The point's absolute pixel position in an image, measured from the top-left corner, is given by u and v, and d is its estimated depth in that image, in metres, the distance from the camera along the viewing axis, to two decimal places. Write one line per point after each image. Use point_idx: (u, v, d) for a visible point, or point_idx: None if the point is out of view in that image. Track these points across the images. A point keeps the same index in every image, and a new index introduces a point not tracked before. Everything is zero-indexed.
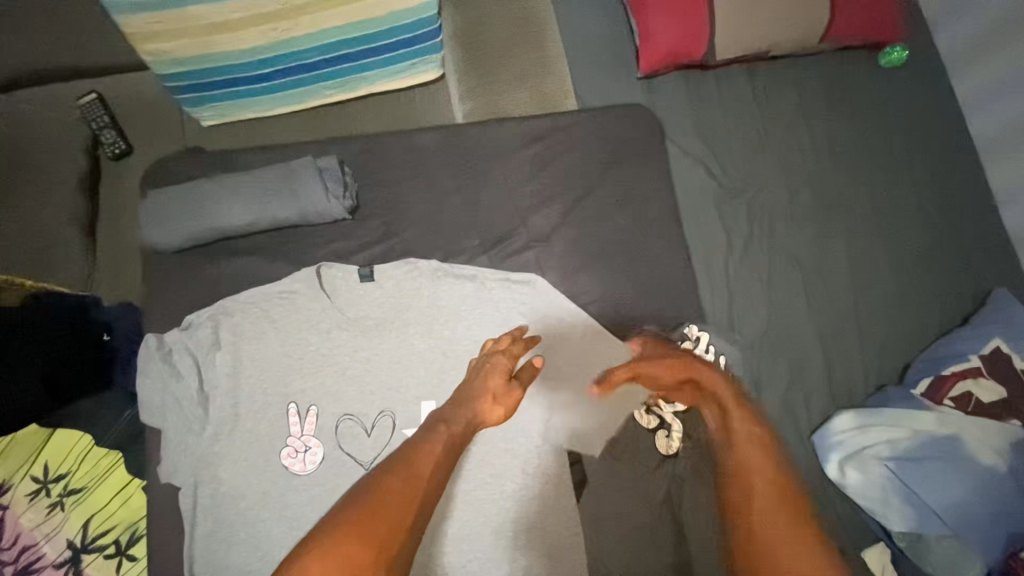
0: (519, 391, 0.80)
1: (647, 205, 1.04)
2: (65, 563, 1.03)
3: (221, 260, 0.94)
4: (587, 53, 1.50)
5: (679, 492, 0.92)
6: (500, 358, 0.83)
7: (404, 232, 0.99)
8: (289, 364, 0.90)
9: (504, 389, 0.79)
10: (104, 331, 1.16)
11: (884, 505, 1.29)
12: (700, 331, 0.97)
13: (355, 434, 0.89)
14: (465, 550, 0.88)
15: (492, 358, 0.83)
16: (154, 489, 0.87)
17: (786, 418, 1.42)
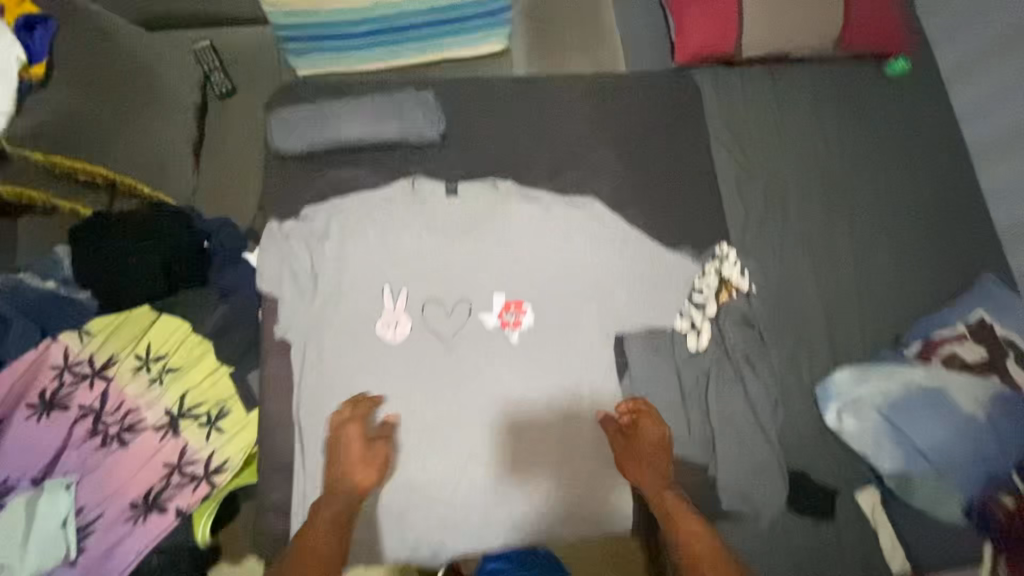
0: (380, 447, 0.95)
1: (692, 151, 1.19)
2: (164, 426, 1.17)
3: (333, 168, 1.12)
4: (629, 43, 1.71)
5: (706, 382, 1.04)
6: (350, 425, 0.95)
7: (483, 159, 1.15)
8: (387, 255, 1.08)
9: (365, 452, 0.94)
10: (205, 239, 1.32)
11: (876, 447, 1.44)
12: (729, 249, 1.09)
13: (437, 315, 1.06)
14: (523, 421, 1.01)
15: (344, 426, 0.95)
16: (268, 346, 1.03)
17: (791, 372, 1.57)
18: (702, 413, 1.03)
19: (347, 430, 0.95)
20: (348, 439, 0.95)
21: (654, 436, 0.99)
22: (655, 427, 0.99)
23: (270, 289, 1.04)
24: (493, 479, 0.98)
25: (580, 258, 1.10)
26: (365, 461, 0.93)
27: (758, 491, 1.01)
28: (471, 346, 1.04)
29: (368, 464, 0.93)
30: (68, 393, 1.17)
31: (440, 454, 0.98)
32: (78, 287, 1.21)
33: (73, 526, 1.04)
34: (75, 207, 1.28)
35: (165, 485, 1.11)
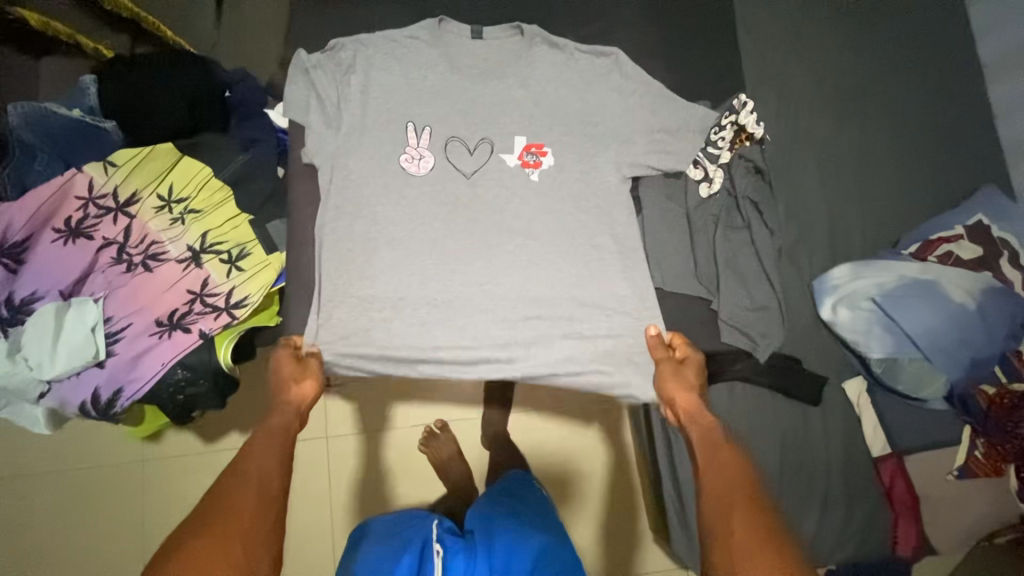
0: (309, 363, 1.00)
1: (711, 14, 1.21)
2: (187, 258, 1.20)
3: (364, 7, 1.16)
4: None
5: (715, 228, 1.08)
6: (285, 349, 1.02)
7: (509, 9, 1.18)
8: (410, 90, 1.09)
9: (297, 369, 0.99)
10: (225, 89, 1.33)
11: (867, 335, 1.45)
12: (747, 99, 1.10)
13: (453, 153, 1.08)
14: (537, 253, 1.06)
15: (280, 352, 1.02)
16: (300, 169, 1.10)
17: (790, 268, 1.53)
18: (710, 256, 1.08)
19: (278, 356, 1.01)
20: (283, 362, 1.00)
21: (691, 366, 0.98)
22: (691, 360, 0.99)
23: (296, 117, 1.07)
24: (508, 303, 1.04)
25: (605, 105, 1.12)
26: (299, 379, 0.98)
27: (755, 329, 1.06)
28: (493, 182, 1.08)
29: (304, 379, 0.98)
30: (93, 224, 1.19)
31: (457, 277, 1.04)
32: (103, 118, 1.24)
33: (103, 334, 1.09)
34: (99, 47, 1.30)
35: (189, 310, 1.15)
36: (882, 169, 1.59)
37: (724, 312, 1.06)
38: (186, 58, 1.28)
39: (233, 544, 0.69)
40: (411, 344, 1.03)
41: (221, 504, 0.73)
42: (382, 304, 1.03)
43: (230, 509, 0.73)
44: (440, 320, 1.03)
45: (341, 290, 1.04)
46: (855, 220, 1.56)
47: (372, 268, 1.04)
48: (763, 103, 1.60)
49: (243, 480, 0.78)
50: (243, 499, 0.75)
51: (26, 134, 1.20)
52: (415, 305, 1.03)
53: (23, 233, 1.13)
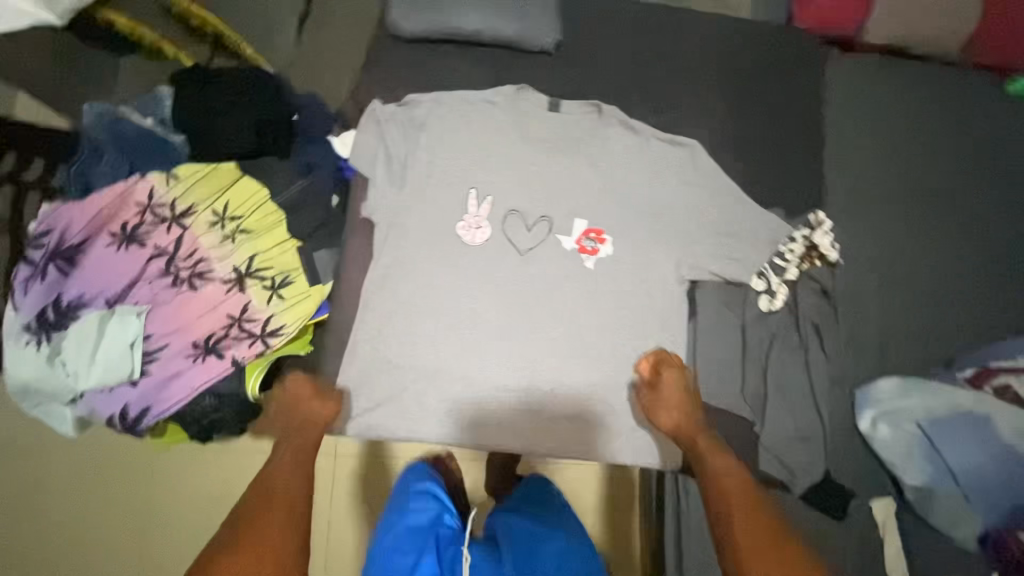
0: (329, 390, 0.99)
1: (797, 118, 1.16)
2: (232, 280, 1.21)
3: (442, 57, 1.11)
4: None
5: (770, 347, 1.04)
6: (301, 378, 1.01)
7: (592, 82, 1.13)
8: (477, 158, 1.07)
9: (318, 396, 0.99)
10: (294, 113, 1.33)
11: (906, 459, 1.22)
12: (825, 219, 1.06)
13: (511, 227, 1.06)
14: (580, 343, 1.03)
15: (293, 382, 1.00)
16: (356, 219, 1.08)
17: None
18: (759, 374, 1.03)
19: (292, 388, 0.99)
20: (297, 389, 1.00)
21: (677, 384, 0.98)
22: (678, 375, 0.98)
23: (361, 168, 1.06)
24: (543, 391, 1.01)
25: (675, 200, 1.08)
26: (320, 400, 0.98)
27: (793, 460, 1.01)
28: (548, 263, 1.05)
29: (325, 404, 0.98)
30: (146, 231, 1.20)
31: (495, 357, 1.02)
32: (172, 130, 1.26)
33: (140, 351, 1.09)
34: (179, 54, 1.31)
35: (225, 334, 1.16)
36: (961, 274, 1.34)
37: (766, 438, 1.01)
38: (260, 79, 1.28)
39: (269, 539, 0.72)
40: (439, 418, 1.01)
41: (264, 502, 0.77)
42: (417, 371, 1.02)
43: (272, 508, 0.76)
44: (469, 397, 1.01)
45: (377, 350, 1.03)
46: (926, 325, 1.32)
47: (411, 334, 1.02)
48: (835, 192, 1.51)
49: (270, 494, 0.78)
50: (275, 511, 0.75)
51: (97, 135, 1.22)
52: (448, 377, 1.01)
53: (80, 237, 1.16)
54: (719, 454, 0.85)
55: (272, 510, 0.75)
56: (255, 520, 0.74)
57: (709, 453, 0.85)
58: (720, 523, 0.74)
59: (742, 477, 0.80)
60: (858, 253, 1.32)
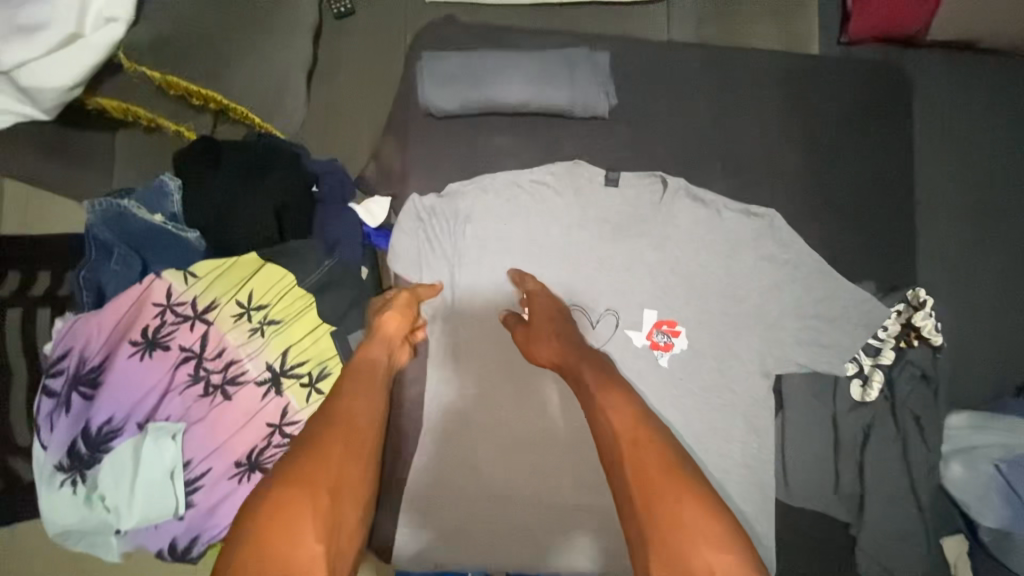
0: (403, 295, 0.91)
1: (883, 170, 1.03)
2: (266, 381, 1.12)
3: (484, 133, 0.98)
4: None
5: (865, 438, 0.95)
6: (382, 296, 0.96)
7: (655, 147, 1.00)
8: (530, 248, 0.97)
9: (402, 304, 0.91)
10: (313, 182, 1.21)
11: (980, 500, 1.07)
12: (928, 296, 0.96)
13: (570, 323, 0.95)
14: None
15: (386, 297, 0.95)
16: None
17: None
18: (854, 468, 0.95)
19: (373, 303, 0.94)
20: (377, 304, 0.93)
21: (545, 307, 0.90)
22: (546, 299, 0.91)
23: (406, 272, 0.97)
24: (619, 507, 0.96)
25: (754, 281, 0.97)
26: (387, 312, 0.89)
27: (891, 560, 0.93)
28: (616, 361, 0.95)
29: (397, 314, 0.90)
30: (169, 332, 1.10)
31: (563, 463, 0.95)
32: (184, 225, 1.14)
33: (182, 480, 1.03)
34: (181, 129, 1.19)
35: (268, 444, 1.08)
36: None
37: (864, 540, 0.93)
38: (272, 150, 1.16)
39: (328, 471, 0.63)
40: (488, 529, 0.95)
41: (335, 424, 0.69)
42: (471, 485, 0.96)
43: (342, 431, 0.68)
44: (540, 517, 0.96)
45: (427, 465, 0.97)
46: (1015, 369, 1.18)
47: (454, 440, 0.97)
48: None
49: (334, 419, 0.70)
50: (334, 449, 0.65)
51: (102, 232, 1.11)
52: (498, 489, 0.96)
53: (100, 354, 1.07)
54: (595, 375, 0.78)
55: (334, 444, 0.66)
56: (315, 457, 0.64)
57: (594, 388, 0.77)
58: (615, 472, 0.66)
59: (633, 405, 0.72)
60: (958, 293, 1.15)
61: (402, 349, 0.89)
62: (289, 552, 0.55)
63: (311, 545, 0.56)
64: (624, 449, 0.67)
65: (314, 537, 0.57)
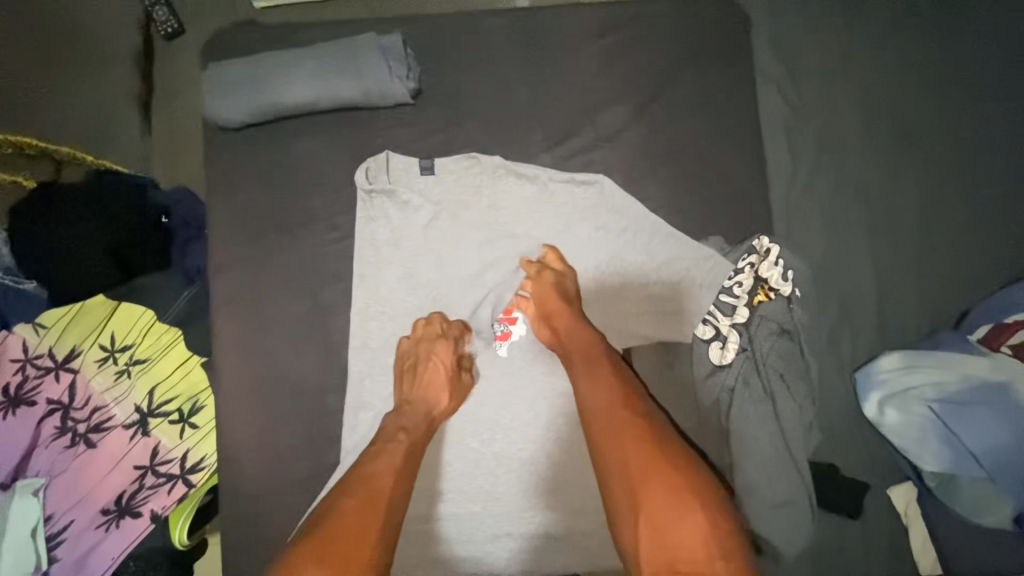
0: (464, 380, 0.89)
1: (723, 111, 0.96)
2: (134, 424, 1.09)
3: (286, 139, 0.93)
4: None
5: (728, 402, 0.89)
6: (441, 351, 0.87)
7: (468, 125, 0.94)
8: (348, 250, 0.92)
9: (452, 378, 0.88)
10: (161, 214, 1.18)
11: (921, 445, 1.12)
12: (771, 244, 0.91)
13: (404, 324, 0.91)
14: (515, 440, 0.90)
15: (433, 354, 0.87)
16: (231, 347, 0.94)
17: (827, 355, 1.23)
18: (719, 433, 0.89)
19: (433, 354, 0.87)
20: (433, 366, 0.87)
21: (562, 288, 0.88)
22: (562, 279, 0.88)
23: (222, 294, 0.91)
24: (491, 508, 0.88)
25: (590, 256, 0.92)
26: (439, 390, 0.87)
27: (772, 529, 0.87)
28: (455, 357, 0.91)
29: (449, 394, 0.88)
30: (34, 387, 1.08)
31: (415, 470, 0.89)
32: (24, 276, 1.12)
33: (44, 537, 1.01)
34: (17, 179, 1.15)
35: (139, 487, 1.06)
36: (916, 230, 1.26)
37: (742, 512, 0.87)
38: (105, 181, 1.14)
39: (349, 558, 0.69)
40: (490, 552, 0.88)
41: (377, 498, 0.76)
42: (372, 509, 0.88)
43: (372, 507, 0.74)
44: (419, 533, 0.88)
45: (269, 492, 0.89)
46: (904, 307, 1.22)
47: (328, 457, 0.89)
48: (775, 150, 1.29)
49: (370, 492, 0.76)
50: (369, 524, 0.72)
51: None
52: None
53: None
54: (590, 377, 0.82)
55: (349, 527, 0.71)
56: (346, 534, 0.71)
57: (584, 386, 0.82)
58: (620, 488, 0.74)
59: (620, 399, 0.79)
60: (812, 240, 1.25)
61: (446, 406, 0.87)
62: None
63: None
64: (627, 453, 0.75)
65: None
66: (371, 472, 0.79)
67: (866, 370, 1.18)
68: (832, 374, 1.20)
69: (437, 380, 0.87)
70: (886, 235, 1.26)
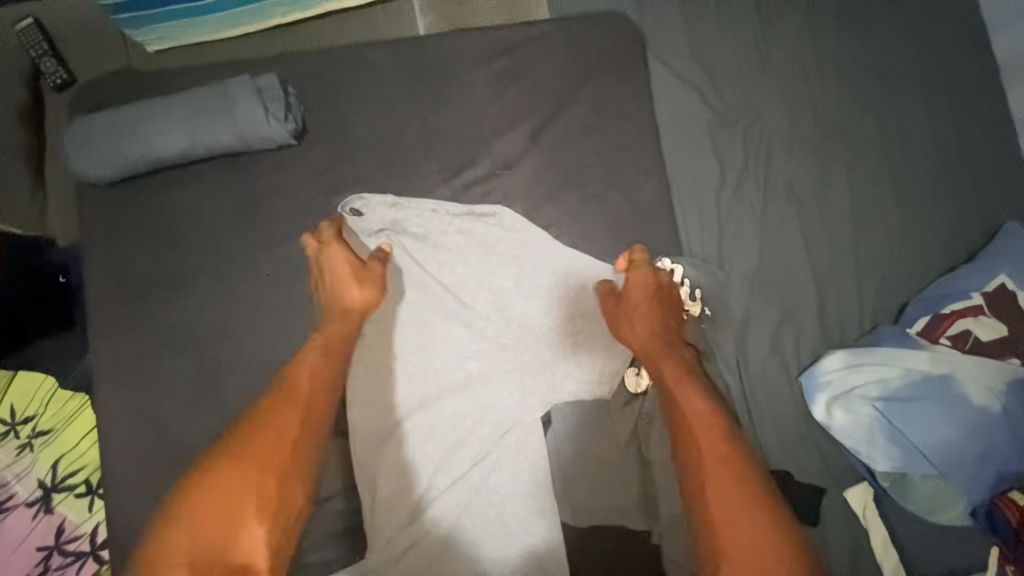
0: (375, 268, 0.88)
1: (622, 126, 0.95)
2: (37, 502, 1.02)
3: (173, 192, 0.91)
4: None
5: (646, 428, 0.88)
6: (337, 249, 0.88)
7: (360, 162, 0.92)
8: (248, 300, 0.89)
9: (358, 270, 0.88)
10: (59, 272, 1.12)
11: (870, 447, 1.08)
12: (672, 265, 0.91)
13: None
14: (434, 488, 0.86)
15: (330, 249, 0.88)
16: (124, 412, 0.88)
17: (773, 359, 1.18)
18: (639, 460, 0.87)
19: (330, 253, 0.87)
20: (336, 259, 0.87)
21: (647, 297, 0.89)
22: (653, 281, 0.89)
23: (121, 354, 0.89)
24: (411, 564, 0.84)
25: (494, 289, 0.91)
26: (355, 282, 0.87)
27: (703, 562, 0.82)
28: (363, 405, 0.88)
29: (363, 286, 0.88)
30: None
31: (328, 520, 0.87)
32: None
33: None
34: None
35: (43, 570, 0.99)
36: (847, 225, 1.24)
37: (668, 549, 0.84)
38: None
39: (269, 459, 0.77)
40: None
41: (296, 394, 0.83)
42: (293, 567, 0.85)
43: (291, 405, 0.82)
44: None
45: None
46: (840, 304, 1.20)
47: None
48: (699, 155, 1.27)
49: (293, 393, 0.83)
50: (290, 424, 0.80)
51: None
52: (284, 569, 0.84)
53: None
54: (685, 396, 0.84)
55: (267, 435, 0.79)
56: (255, 456, 0.76)
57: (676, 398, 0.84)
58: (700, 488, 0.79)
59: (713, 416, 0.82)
60: (744, 244, 1.22)
61: (359, 299, 0.88)
62: (235, 534, 0.71)
63: (254, 533, 0.72)
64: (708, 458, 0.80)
65: (258, 526, 0.73)
66: (295, 382, 0.84)
67: (810, 377, 1.13)
68: (776, 379, 1.16)
69: (346, 274, 0.87)
70: (817, 233, 1.23)
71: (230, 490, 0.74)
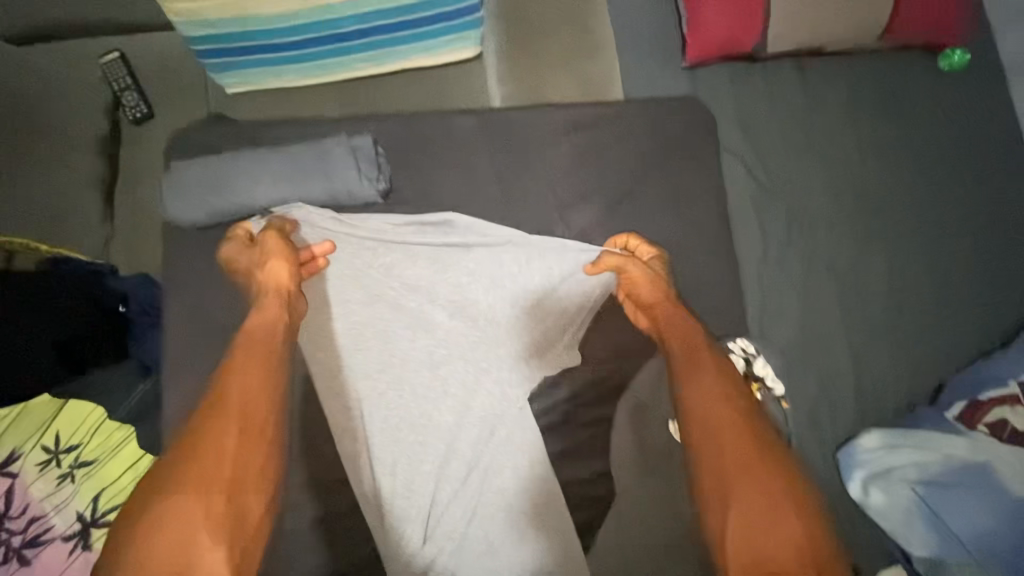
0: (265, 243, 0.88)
1: (688, 205, 0.99)
2: (74, 536, 0.98)
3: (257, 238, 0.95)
4: (632, 21, 1.30)
5: None
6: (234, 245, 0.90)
7: (440, 223, 0.97)
8: (327, 348, 0.94)
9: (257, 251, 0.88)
10: (119, 302, 1.13)
11: (908, 529, 1.06)
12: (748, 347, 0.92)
13: (382, 422, 0.93)
14: (494, 551, 0.88)
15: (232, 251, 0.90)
16: None
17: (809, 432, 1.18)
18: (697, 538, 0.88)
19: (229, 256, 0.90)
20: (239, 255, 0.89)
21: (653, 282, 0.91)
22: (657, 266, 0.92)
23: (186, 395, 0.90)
24: None
25: (554, 352, 0.96)
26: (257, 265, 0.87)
27: None
28: (432, 459, 0.91)
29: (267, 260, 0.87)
30: None
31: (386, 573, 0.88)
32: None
33: None
34: None
35: None
36: (886, 304, 1.26)
37: None
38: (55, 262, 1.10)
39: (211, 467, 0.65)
40: None
41: (225, 402, 0.70)
42: None
43: (229, 418, 0.69)
44: None
45: None
46: (878, 383, 1.21)
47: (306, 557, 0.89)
48: (747, 225, 1.29)
49: (224, 404, 0.70)
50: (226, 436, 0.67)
51: None
52: None
53: None
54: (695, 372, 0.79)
55: (205, 452, 0.66)
56: (194, 472, 0.64)
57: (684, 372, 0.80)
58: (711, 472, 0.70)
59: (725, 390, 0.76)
60: (786, 317, 1.24)
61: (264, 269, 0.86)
62: (187, 563, 0.58)
63: (209, 553, 0.59)
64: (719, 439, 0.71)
65: (215, 548, 0.60)
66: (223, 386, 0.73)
67: (851, 455, 1.13)
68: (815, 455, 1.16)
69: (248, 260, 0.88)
70: (856, 310, 1.25)
71: (172, 525, 0.60)
